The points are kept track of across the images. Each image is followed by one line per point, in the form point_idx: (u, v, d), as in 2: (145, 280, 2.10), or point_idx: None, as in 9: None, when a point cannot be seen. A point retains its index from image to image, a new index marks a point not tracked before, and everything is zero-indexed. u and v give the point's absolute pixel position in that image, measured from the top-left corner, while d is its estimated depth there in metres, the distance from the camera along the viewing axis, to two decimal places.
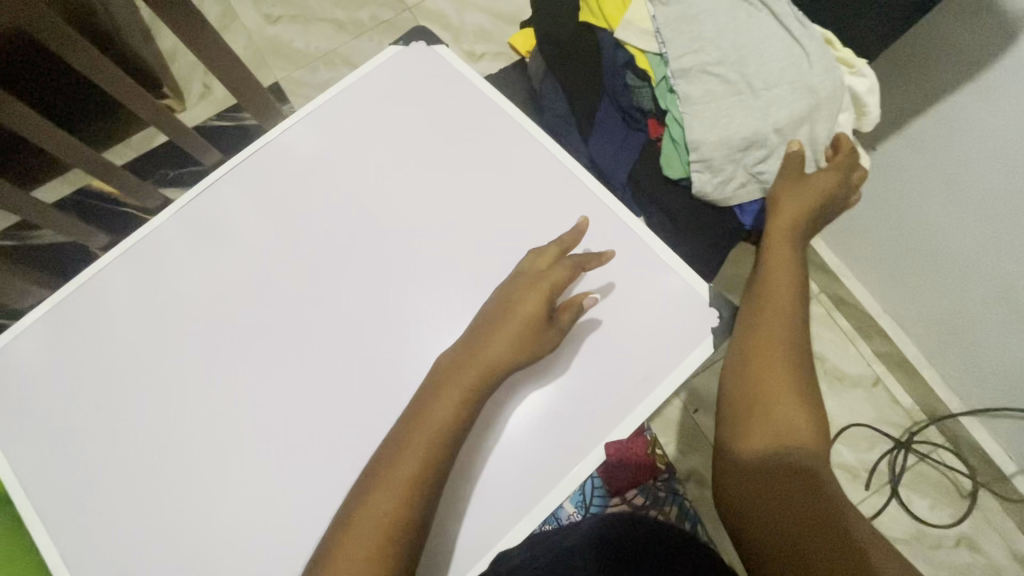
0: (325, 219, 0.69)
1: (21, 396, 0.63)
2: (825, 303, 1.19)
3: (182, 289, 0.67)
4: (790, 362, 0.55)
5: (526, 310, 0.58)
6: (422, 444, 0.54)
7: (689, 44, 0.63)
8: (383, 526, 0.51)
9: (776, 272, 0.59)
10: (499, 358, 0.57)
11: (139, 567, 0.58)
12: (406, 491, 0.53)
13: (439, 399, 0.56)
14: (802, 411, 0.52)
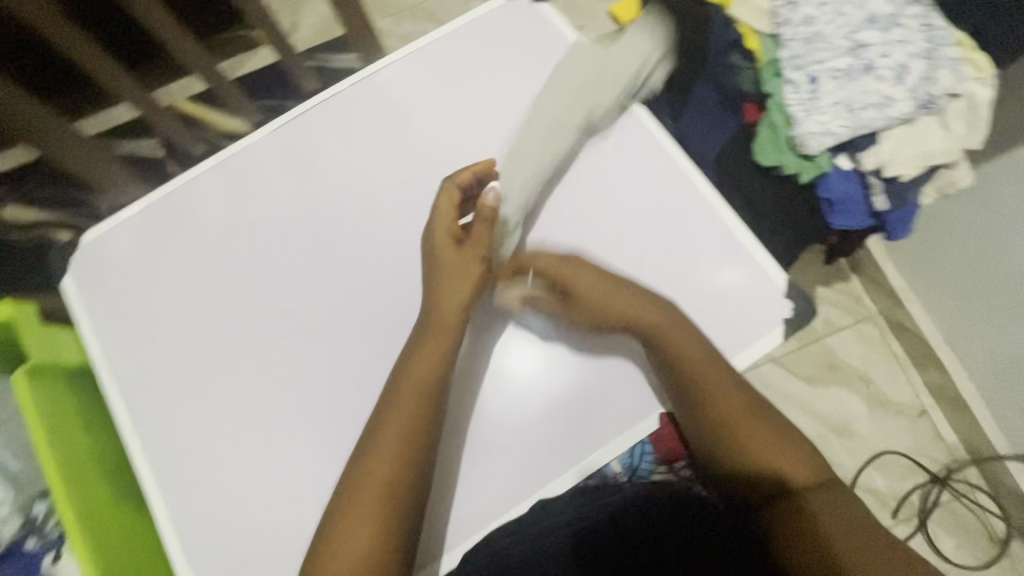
0: (409, 157, 0.70)
1: (113, 281, 0.67)
2: (881, 326, 1.16)
3: (266, 204, 0.69)
4: (727, 396, 0.58)
5: (460, 278, 0.59)
6: (399, 428, 0.55)
7: (802, 24, 0.61)
8: (381, 489, 0.53)
9: (659, 329, 0.58)
10: (456, 315, 0.59)
11: (194, 454, 0.61)
12: (397, 455, 0.54)
13: (416, 357, 0.57)
14: (752, 429, 0.58)
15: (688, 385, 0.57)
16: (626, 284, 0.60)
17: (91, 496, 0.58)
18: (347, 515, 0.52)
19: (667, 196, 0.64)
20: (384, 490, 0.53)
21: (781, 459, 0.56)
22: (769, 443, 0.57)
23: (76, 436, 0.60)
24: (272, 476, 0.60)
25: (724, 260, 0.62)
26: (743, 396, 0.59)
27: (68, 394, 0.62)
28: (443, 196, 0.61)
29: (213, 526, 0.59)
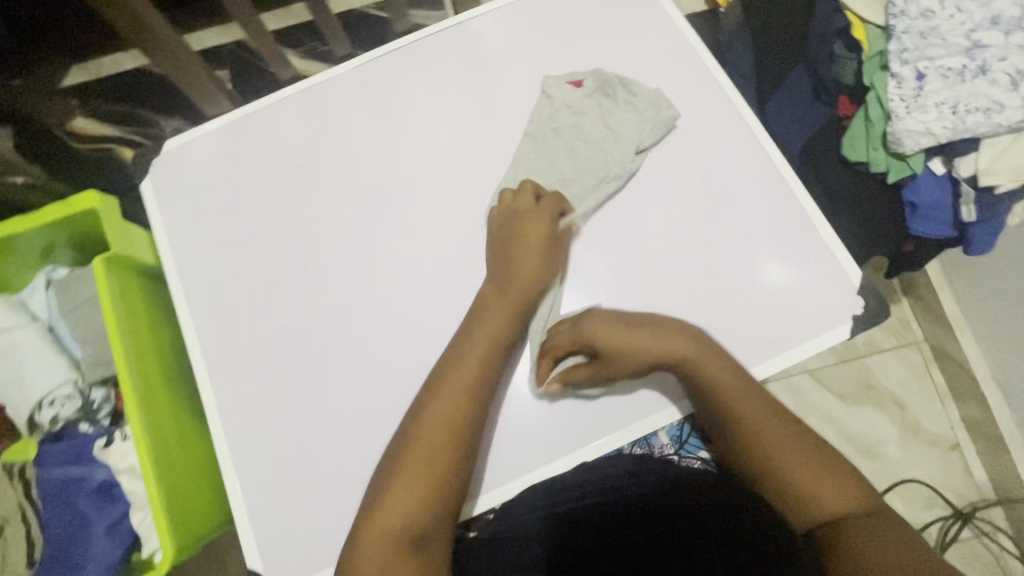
0: (489, 106, 0.69)
1: (189, 189, 0.68)
2: (925, 354, 1.13)
3: (345, 135, 0.70)
4: (770, 425, 0.56)
5: (530, 250, 0.59)
6: (460, 386, 0.54)
7: (920, 17, 0.58)
8: (447, 439, 0.52)
9: (694, 357, 0.55)
10: (530, 278, 0.58)
11: (247, 364, 0.62)
12: (466, 417, 0.53)
13: (484, 322, 0.56)
14: (794, 458, 0.55)
15: (732, 412, 0.56)
16: (654, 325, 0.56)
17: (149, 384, 0.60)
18: (403, 470, 0.52)
19: (749, 177, 0.63)
20: (451, 437, 0.52)
21: (828, 490, 0.54)
22: (816, 471, 0.54)
23: (141, 330, 0.62)
24: (317, 397, 0.60)
25: (767, 252, 0.60)
26: (789, 423, 0.57)
27: (138, 288, 0.64)
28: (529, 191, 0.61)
29: (258, 435, 0.60)
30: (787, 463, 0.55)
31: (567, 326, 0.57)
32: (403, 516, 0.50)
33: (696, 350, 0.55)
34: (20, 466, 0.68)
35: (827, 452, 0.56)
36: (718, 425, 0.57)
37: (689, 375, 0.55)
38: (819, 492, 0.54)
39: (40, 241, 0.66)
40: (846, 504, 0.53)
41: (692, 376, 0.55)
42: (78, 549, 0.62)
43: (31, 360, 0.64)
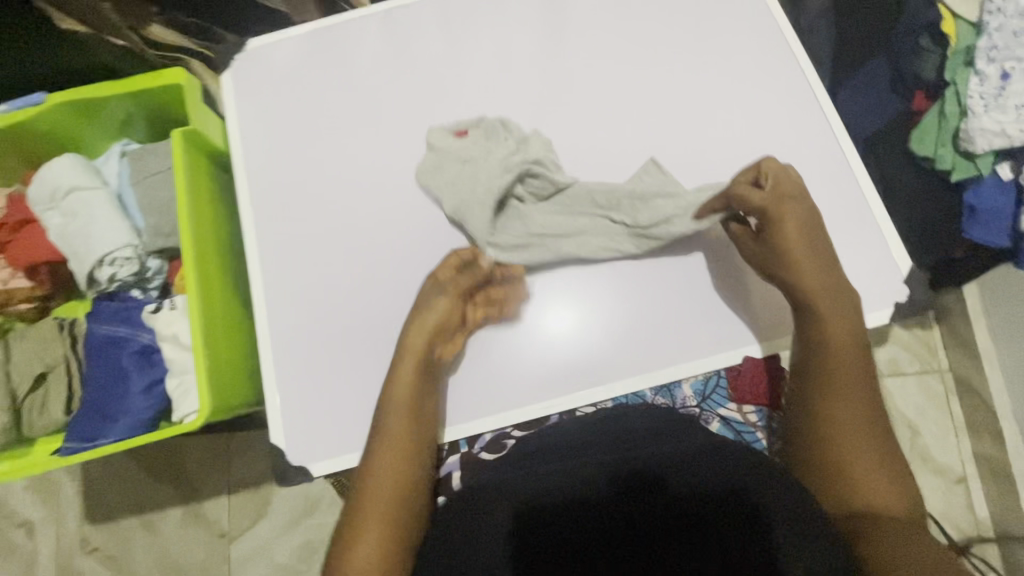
0: (565, 49, 0.70)
1: (264, 85, 0.70)
2: (948, 384, 1.12)
3: (419, 56, 0.71)
4: (851, 401, 0.54)
5: (430, 319, 0.58)
6: (416, 367, 0.57)
7: (1016, 16, 0.59)
8: (387, 507, 0.52)
9: (825, 300, 0.55)
10: (421, 343, 0.57)
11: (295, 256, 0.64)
12: (414, 405, 0.56)
13: (393, 381, 0.56)
14: (860, 439, 0.53)
15: (832, 371, 0.54)
16: (817, 238, 0.56)
17: (206, 261, 0.63)
18: (362, 521, 0.51)
19: (812, 156, 0.63)
20: (389, 495, 0.53)
21: (873, 484, 0.51)
22: (874, 461, 0.52)
23: (204, 211, 0.65)
24: (358, 298, 0.63)
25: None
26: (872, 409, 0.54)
27: (206, 173, 0.67)
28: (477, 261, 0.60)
29: (297, 323, 0.62)
30: (839, 442, 0.53)
31: (782, 193, 0.56)
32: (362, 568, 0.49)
33: (831, 295, 0.55)
34: (71, 321, 0.73)
35: (886, 456, 0.52)
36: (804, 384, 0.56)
37: (815, 318, 0.55)
38: (862, 480, 0.51)
39: (121, 111, 0.70)
40: (888, 504, 0.50)
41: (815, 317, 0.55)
42: (116, 403, 0.66)
43: (98, 218, 0.67)
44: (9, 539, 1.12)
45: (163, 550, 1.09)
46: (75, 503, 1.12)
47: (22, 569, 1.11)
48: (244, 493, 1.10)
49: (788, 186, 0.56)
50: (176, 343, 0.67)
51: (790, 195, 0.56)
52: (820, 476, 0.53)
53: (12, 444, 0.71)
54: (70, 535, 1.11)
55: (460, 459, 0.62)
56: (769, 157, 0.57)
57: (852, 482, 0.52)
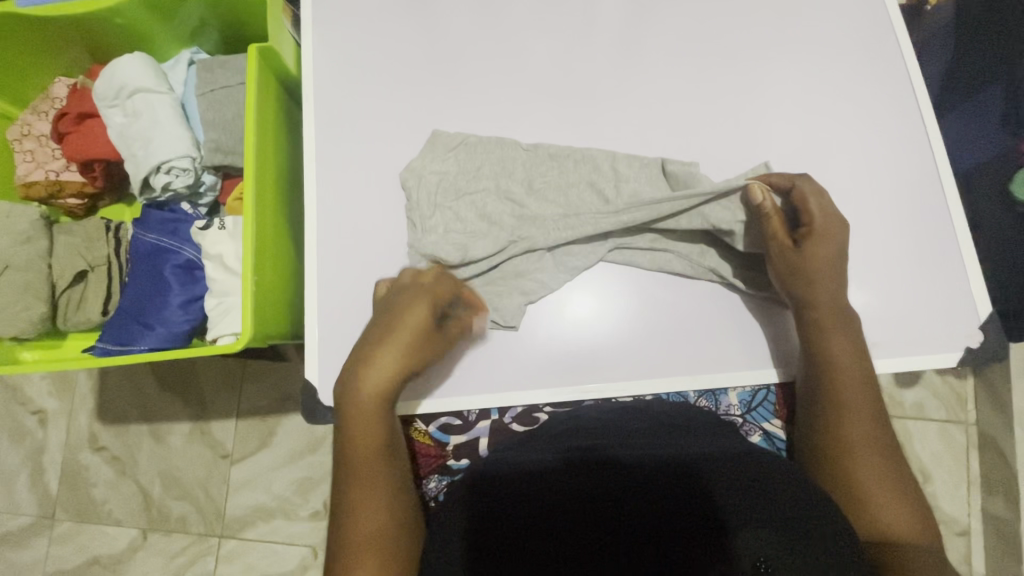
0: (663, 26, 0.65)
1: (344, 12, 0.67)
2: (970, 437, 1.09)
3: (509, 8, 0.67)
4: (864, 421, 0.53)
5: (387, 345, 0.53)
6: (366, 469, 0.52)
7: None
8: (382, 534, 0.50)
9: (831, 319, 0.54)
10: (372, 441, 0.52)
11: (352, 196, 0.62)
12: (382, 512, 0.51)
13: (365, 429, 0.52)
14: (869, 450, 0.52)
15: (837, 388, 0.53)
16: (841, 258, 0.56)
17: (263, 183, 0.62)
18: (352, 554, 0.49)
19: (905, 182, 0.60)
20: (380, 539, 0.50)
21: (891, 502, 0.50)
22: (885, 473, 0.51)
23: (268, 133, 0.64)
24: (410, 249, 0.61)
25: (856, 277, 0.58)
26: (878, 421, 0.53)
27: (273, 95, 0.65)
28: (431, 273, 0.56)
29: (345, 263, 0.61)
30: (857, 463, 0.52)
31: (827, 214, 0.56)
32: None
33: (832, 311, 0.54)
34: (118, 224, 0.73)
35: (902, 473, 0.51)
36: (811, 403, 0.55)
37: (818, 331, 0.54)
38: (887, 502, 0.50)
39: (195, 17, 0.68)
40: (901, 517, 0.50)
41: (822, 337, 0.54)
42: (153, 312, 0.66)
43: (161, 123, 0.66)
44: (22, 424, 1.15)
45: (166, 461, 1.11)
46: (88, 401, 1.14)
47: (31, 455, 1.14)
48: (251, 420, 1.12)
49: (828, 209, 0.56)
50: (219, 264, 0.66)
51: (830, 208, 0.56)
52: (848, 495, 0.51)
53: (48, 334, 0.73)
54: (80, 431, 1.14)
55: (489, 425, 0.61)
56: (805, 181, 0.57)
57: (878, 504, 0.50)
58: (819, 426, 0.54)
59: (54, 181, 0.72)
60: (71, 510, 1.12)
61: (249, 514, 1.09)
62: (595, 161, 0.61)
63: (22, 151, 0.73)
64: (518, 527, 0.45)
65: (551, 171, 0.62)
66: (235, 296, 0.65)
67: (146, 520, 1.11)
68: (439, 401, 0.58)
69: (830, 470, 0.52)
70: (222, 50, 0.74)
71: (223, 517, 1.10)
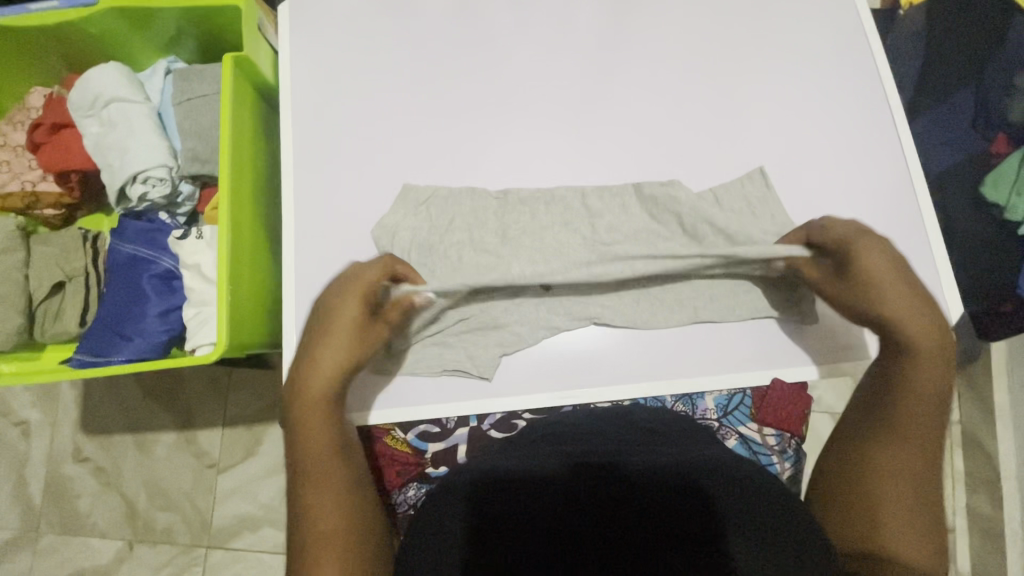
0: (638, 32, 0.66)
1: (322, 20, 0.67)
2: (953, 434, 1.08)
3: (486, 16, 0.67)
4: (918, 455, 0.49)
5: (332, 336, 0.52)
6: (320, 467, 0.50)
7: None
8: (344, 538, 0.47)
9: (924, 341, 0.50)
10: (326, 438, 0.50)
11: (329, 204, 0.62)
12: (340, 516, 0.48)
13: (303, 427, 0.50)
14: (906, 489, 0.48)
15: (904, 410, 0.49)
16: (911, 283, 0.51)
17: (240, 191, 0.62)
18: (315, 568, 0.46)
19: (876, 186, 0.60)
20: (340, 534, 0.48)
21: (909, 546, 0.47)
22: (912, 515, 0.47)
23: (244, 141, 0.64)
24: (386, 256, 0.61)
25: None
26: (929, 462, 0.49)
27: (249, 104, 0.65)
28: (371, 263, 0.55)
29: (322, 272, 0.61)
30: (890, 491, 0.48)
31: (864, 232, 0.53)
32: None
33: (928, 333, 0.50)
34: (96, 234, 0.72)
35: (931, 520, 0.48)
36: (864, 416, 0.52)
37: (900, 353, 0.51)
38: (908, 543, 0.47)
39: (171, 26, 0.68)
40: (915, 562, 0.46)
41: (911, 361, 0.50)
42: (130, 323, 0.65)
43: (137, 133, 0.66)
44: (5, 436, 1.14)
45: (151, 472, 1.10)
46: (72, 411, 1.13)
47: (13, 467, 1.13)
48: (237, 429, 1.11)
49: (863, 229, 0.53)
50: (197, 274, 0.66)
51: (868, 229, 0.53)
52: (859, 520, 0.48)
53: (26, 346, 0.72)
54: (64, 442, 1.13)
55: (467, 433, 0.61)
56: (824, 217, 0.55)
57: (895, 540, 0.47)
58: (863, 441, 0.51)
59: (31, 191, 0.71)
60: (55, 523, 1.11)
61: (235, 524, 1.08)
62: (574, 172, 0.63)
63: None
64: (516, 530, 0.44)
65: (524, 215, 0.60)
66: (213, 306, 0.65)
67: (131, 531, 1.10)
68: (414, 410, 0.58)
69: (855, 489, 0.49)
70: (199, 60, 0.73)
71: (209, 527, 1.09)
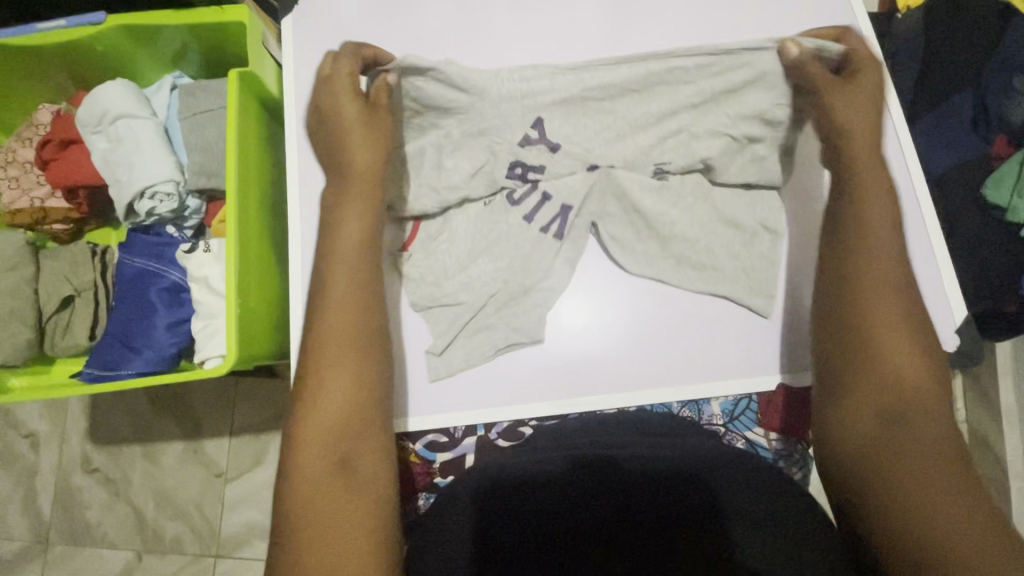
0: (638, 40, 0.66)
1: (325, 34, 0.67)
2: (960, 435, 1.07)
3: (486, 26, 0.68)
4: (894, 275, 0.48)
5: (354, 127, 0.53)
6: (339, 269, 0.50)
7: None
8: (346, 345, 0.47)
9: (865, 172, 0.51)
10: (348, 241, 0.51)
11: None
12: (348, 328, 0.48)
13: (335, 225, 0.51)
14: (897, 319, 0.46)
15: (867, 233, 0.49)
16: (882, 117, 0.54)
17: (248, 204, 0.63)
18: (319, 369, 0.47)
19: None
20: (348, 342, 0.48)
21: (907, 366, 0.45)
22: (907, 339, 0.46)
23: (250, 155, 0.64)
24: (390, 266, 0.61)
25: None
26: (905, 278, 0.48)
27: (253, 117, 0.66)
28: (344, 57, 0.56)
29: None
30: (872, 314, 0.47)
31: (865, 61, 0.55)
32: (337, 413, 0.46)
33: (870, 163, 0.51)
34: (104, 248, 0.73)
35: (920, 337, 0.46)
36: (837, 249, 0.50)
37: (850, 170, 0.52)
38: (896, 364, 0.45)
39: (176, 42, 0.68)
40: (907, 380, 0.45)
41: (858, 176, 0.51)
42: (141, 336, 0.66)
43: (144, 148, 0.67)
44: (14, 447, 1.14)
45: (159, 480, 1.11)
46: (80, 422, 1.14)
47: (24, 477, 1.14)
48: (243, 437, 1.11)
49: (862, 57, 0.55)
50: (205, 287, 0.67)
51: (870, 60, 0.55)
52: (847, 353, 0.47)
53: (37, 360, 0.73)
54: (73, 451, 1.13)
55: (475, 442, 0.61)
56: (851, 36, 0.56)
57: (885, 362, 0.45)
58: (835, 268, 0.50)
59: (41, 207, 0.72)
60: (65, 532, 1.12)
61: (244, 532, 1.09)
62: None
63: (7, 179, 0.73)
64: (524, 531, 0.47)
65: (517, 160, 0.59)
66: (221, 319, 0.66)
67: (140, 540, 1.10)
68: (421, 419, 0.57)
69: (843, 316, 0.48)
70: (203, 74, 0.74)
71: (218, 535, 1.09)
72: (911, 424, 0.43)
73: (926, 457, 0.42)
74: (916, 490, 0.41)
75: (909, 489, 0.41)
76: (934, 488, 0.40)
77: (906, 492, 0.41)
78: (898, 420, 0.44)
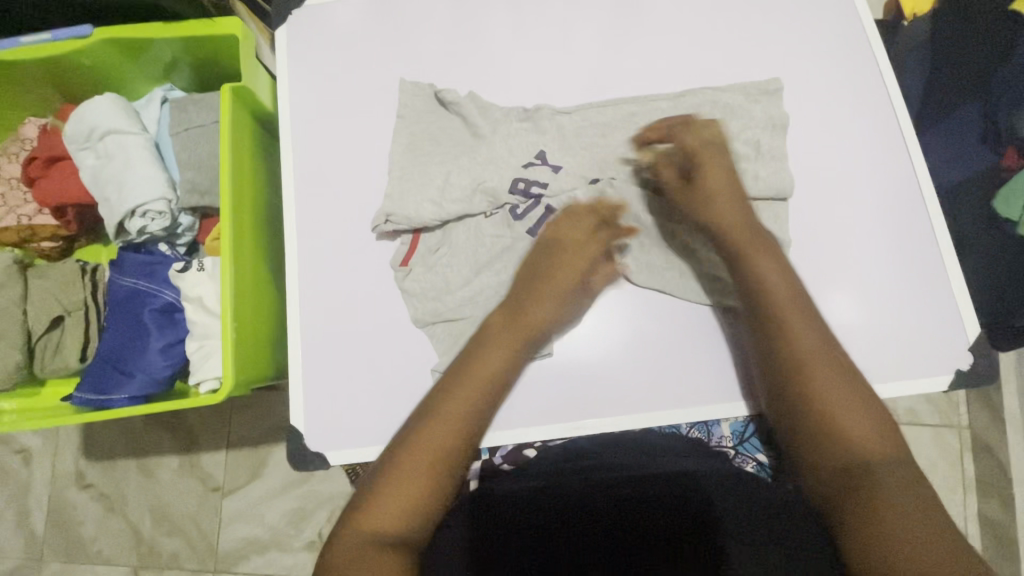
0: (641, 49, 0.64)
1: (320, 45, 0.65)
2: (964, 440, 1.06)
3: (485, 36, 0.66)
4: (813, 332, 0.49)
5: (571, 262, 0.55)
6: (471, 391, 0.50)
7: None
8: (430, 461, 0.47)
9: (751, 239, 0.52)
10: (489, 372, 0.51)
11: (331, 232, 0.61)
12: (446, 446, 0.48)
13: (485, 350, 0.52)
14: (835, 380, 0.47)
15: (775, 304, 0.50)
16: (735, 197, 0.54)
17: (242, 219, 0.61)
18: (399, 476, 0.47)
19: (889, 202, 0.59)
20: (436, 457, 0.47)
21: (858, 424, 0.46)
22: (850, 394, 0.47)
23: (244, 169, 0.63)
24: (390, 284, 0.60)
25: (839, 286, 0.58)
26: (825, 332, 0.49)
27: (247, 131, 0.64)
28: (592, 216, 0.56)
29: (326, 303, 0.59)
30: (812, 386, 0.47)
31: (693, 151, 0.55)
32: (394, 517, 0.45)
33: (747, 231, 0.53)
34: (94, 266, 0.71)
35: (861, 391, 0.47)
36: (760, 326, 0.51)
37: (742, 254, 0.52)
38: (851, 429, 0.46)
39: (165, 54, 0.66)
40: (867, 445, 0.46)
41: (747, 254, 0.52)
42: (134, 358, 0.64)
43: (134, 165, 0.64)
44: (6, 464, 1.12)
45: (155, 496, 1.09)
46: (73, 437, 1.12)
47: (16, 494, 1.11)
48: (240, 452, 1.09)
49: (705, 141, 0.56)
50: (199, 307, 0.65)
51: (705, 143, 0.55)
52: (803, 430, 0.47)
53: (26, 382, 0.71)
54: (66, 468, 1.11)
55: (480, 467, 0.60)
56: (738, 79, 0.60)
57: (840, 430, 0.46)
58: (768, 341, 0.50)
59: (28, 225, 0.70)
60: (59, 550, 1.09)
61: (242, 547, 1.07)
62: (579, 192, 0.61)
63: None
64: (520, 546, 0.50)
65: (520, 176, 0.59)
66: (217, 339, 0.64)
67: (137, 557, 1.08)
68: None
69: (786, 394, 0.48)
70: (195, 87, 0.72)
71: (216, 551, 1.07)
72: (881, 479, 0.44)
73: (915, 517, 0.42)
74: (904, 548, 0.40)
75: (904, 540, 0.40)
76: (924, 542, 0.40)
77: (901, 543, 0.40)
78: (869, 484, 0.44)
